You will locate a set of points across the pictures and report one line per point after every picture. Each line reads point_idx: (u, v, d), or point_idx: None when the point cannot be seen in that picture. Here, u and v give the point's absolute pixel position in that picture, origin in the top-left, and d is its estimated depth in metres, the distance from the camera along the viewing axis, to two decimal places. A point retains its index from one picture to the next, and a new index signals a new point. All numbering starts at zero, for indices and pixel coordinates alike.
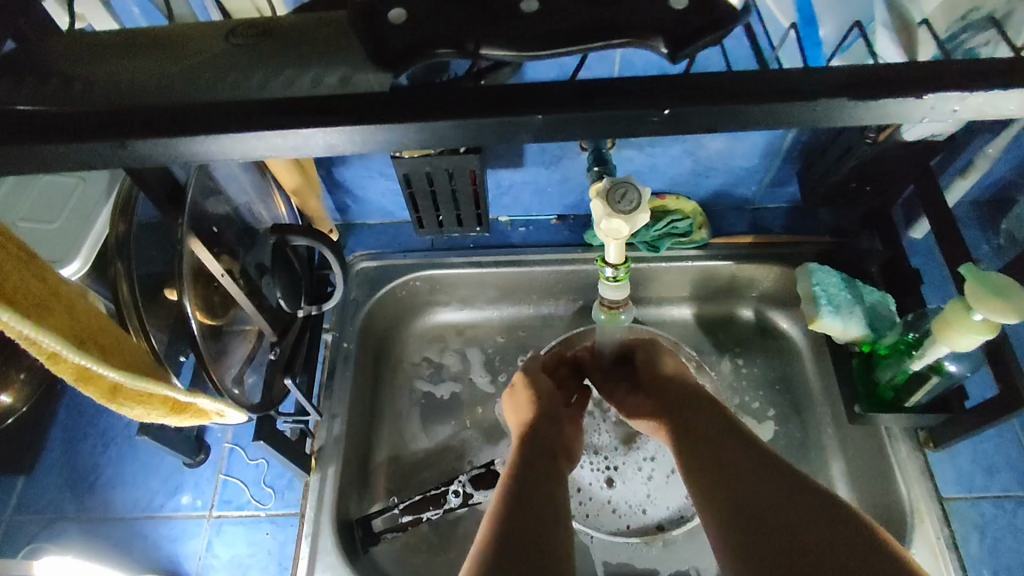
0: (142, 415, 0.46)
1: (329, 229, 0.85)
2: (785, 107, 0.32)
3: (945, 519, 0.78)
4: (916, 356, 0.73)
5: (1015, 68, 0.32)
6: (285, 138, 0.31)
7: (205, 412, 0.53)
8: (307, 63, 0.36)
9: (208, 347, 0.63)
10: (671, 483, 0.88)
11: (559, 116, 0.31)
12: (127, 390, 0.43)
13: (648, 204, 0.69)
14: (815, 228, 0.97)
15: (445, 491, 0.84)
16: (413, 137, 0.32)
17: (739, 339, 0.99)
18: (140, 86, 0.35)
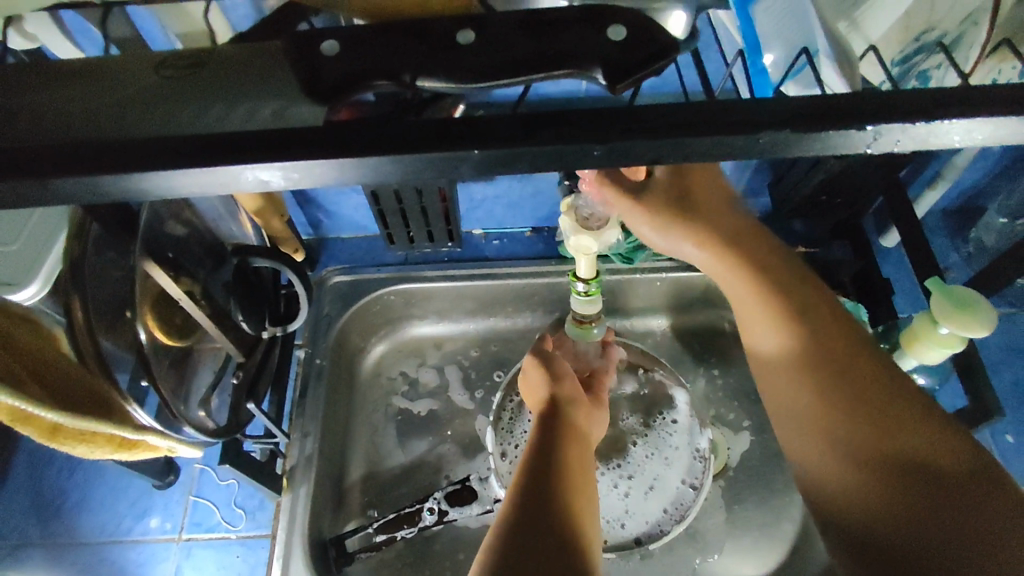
0: (86, 451, 0.52)
1: (297, 247, 0.84)
2: (728, 138, 0.32)
3: None
4: None
5: (954, 98, 0.32)
6: (213, 176, 0.32)
7: (155, 446, 0.59)
8: (238, 95, 0.35)
9: (167, 372, 0.61)
10: (648, 498, 0.87)
11: (498, 150, 0.31)
12: (65, 430, 0.48)
13: (616, 220, 0.69)
14: (787, 239, 0.98)
15: (421, 509, 0.84)
16: (349, 172, 0.32)
17: (716, 349, 1.00)
18: (70, 120, 0.34)
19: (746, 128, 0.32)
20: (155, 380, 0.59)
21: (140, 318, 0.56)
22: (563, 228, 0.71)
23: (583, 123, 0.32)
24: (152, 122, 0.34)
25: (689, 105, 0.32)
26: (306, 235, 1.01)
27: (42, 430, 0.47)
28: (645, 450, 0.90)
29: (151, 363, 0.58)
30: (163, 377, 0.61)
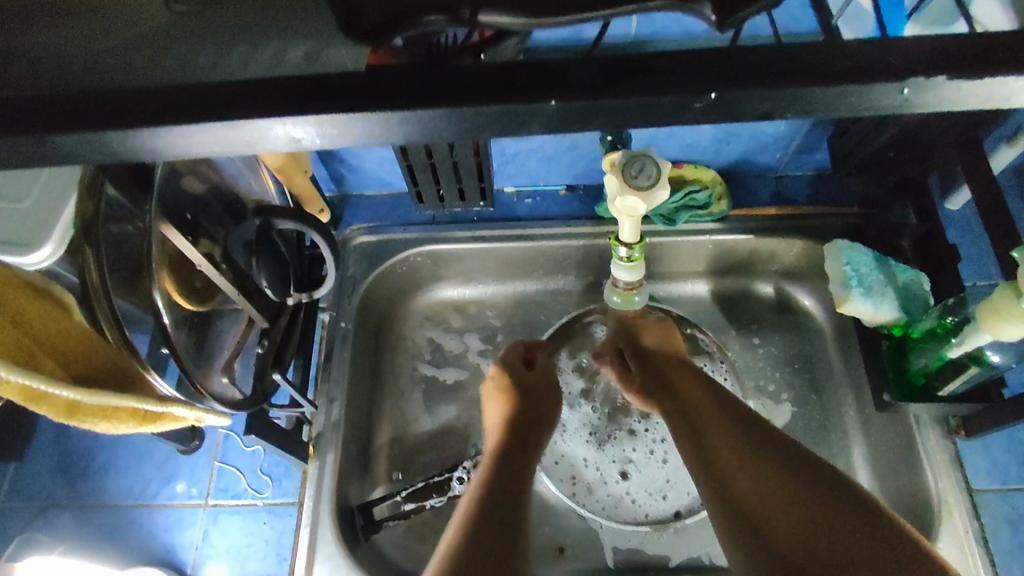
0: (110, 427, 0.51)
1: (320, 207, 0.79)
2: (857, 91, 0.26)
3: (975, 512, 0.75)
4: (955, 343, 0.67)
5: None
6: (236, 131, 0.27)
7: (184, 418, 0.57)
8: (260, 34, 0.31)
9: (187, 339, 0.58)
10: (686, 467, 0.85)
11: (580, 103, 0.27)
12: (83, 406, 0.47)
13: (667, 179, 0.63)
14: (842, 199, 0.91)
15: (449, 479, 0.80)
16: (397, 128, 0.28)
17: (757, 316, 0.94)
18: (65, 61, 0.30)
19: (879, 75, 0.27)
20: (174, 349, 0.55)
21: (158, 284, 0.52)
22: (609, 188, 0.64)
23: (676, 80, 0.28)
24: (165, 66, 0.30)
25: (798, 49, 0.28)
26: (329, 192, 0.96)
27: (59, 408, 0.46)
28: None
29: (171, 331, 0.55)
30: (184, 347, 0.57)
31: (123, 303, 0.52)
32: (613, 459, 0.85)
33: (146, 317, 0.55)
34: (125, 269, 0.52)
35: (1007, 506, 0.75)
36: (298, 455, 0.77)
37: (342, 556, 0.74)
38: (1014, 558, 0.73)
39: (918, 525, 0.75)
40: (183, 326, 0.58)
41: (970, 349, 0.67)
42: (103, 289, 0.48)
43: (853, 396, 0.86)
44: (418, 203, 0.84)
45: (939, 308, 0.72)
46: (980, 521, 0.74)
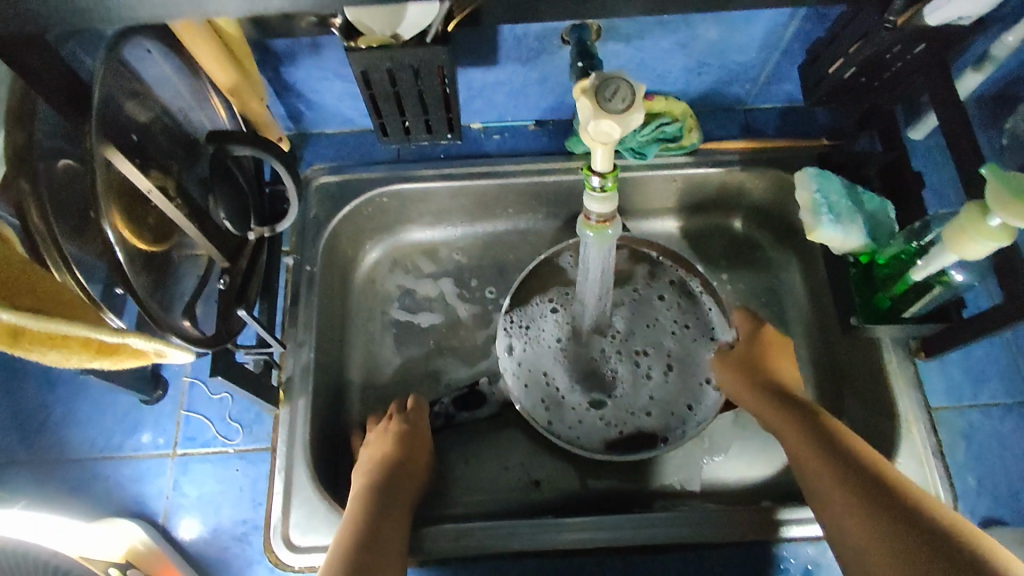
0: (62, 359, 0.48)
1: (278, 134, 0.75)
2: None
3: (933, 429, 0.78)
4: (920, 266, 0.69)
5: None
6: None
7: (144, 352, 0.54)
8: None
9: (144, 277, 0.55)
10: (669, 380, 0.86)
11: None
12: (27, 333, 0.44)
13: (642, 101, 0.61)
14: (810, 131, 0.91)
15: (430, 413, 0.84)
16: None
17: (726, 251, 0.95)
18: None
19: None
20: (132, 288, 0.53)
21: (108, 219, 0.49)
22: (582, 113, 0.62)
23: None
24: None
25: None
26: (287, 131, 0.91)
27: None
28: (648, 322, 0.89)
29: (127, 269, 0.52)
30: (142, 285, 0.54)
31: (77, 249, 0.48)
32: (594, 383, 0.86)
33: (101, 266, 0.51)
34: (74, 213, 0.49)
35: (962, 422, 0.78)
36: (268, 400, 0.75)
37: (318, 497, 0.73)
38: (969, 471, 0.76)
39: (880, 443, 0.78)
40: (138, 264, 0.54)
41: (934, 270, 0.68)
42: (48, 234, 0.46)
43: (819, 325, 0.88)
44: (382, 138, 0.80)
45: (904, 233, 0.73)
46: (938, 438, 0.77)
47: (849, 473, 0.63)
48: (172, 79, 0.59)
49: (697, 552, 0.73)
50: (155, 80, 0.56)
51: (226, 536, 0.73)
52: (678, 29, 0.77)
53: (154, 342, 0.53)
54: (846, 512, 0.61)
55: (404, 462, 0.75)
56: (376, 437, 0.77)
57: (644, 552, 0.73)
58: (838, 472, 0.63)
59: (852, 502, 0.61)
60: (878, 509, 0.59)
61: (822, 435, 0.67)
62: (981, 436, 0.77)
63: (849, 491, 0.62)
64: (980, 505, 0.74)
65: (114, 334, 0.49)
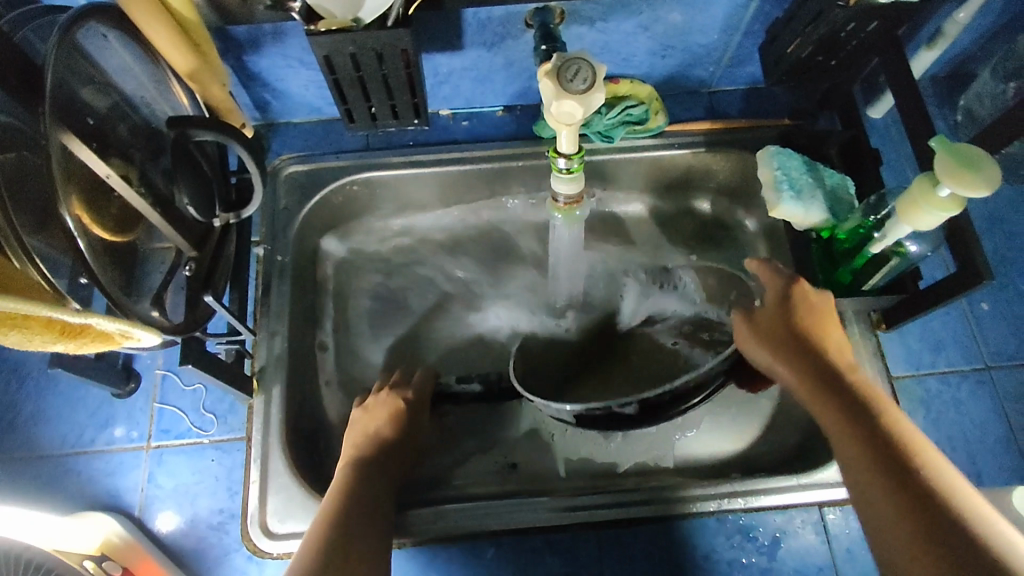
0: (25, 338, 0.49)
1: (242, 121, 0.74)
2: None
3: (894, 397, 0.80)
4: (877, 238, 0.71)
5: None
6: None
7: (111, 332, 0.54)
8: None
9: (109, 267, 0.54)
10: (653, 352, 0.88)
11: None
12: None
13: (603, 82, 0.62)
14: (772, 111, 0.93)
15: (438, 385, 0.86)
16: None
17: (694, 231, 0.97)
18: None
19: None
20: (96, 278, 0.52)
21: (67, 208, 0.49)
22: (545, 95, 0.63)
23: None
24: None
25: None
26: (253, 121, 0.90)
27: None
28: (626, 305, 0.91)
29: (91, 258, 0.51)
30: (107, 274, 0.54)
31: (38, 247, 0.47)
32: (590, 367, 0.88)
33: (65, 261, 0.50)
34: (34, 206, 0.48)
35: (921, 389, 0.81)
36: (242, 390, 0.75)
37: (295, 484, 0.73)
38: (928, 436, 0.79)
39: None
40: (102, 252, 0.54)
41: (890, 242, 0.70)
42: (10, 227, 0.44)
43: None
44: (348, 125, 0.80)
45: (861, 208, 0.75)
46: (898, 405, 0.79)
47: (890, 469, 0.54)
48: (131, 64, 0.59)
49: (670, 523, 0.75)
50: (113, 67, 0.56)
51: (203, 525, 0.73)
52: (640, 11, 0.78)
53: (120, 321, 0.54)
54: (882, 513, 0.53)
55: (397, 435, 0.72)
56: (374, 403, 0.75)
57: (621, 525, 0.75)
58: (876, 469, 0.55)
59: (888, 504, 0.53)
60: (916, 518, 0.51)
61: (869, 420, 0.59)
62: (939, 402, 0.80)
63: (884, 492, 0.54)
64: None
65: (79, 317, 0.49)
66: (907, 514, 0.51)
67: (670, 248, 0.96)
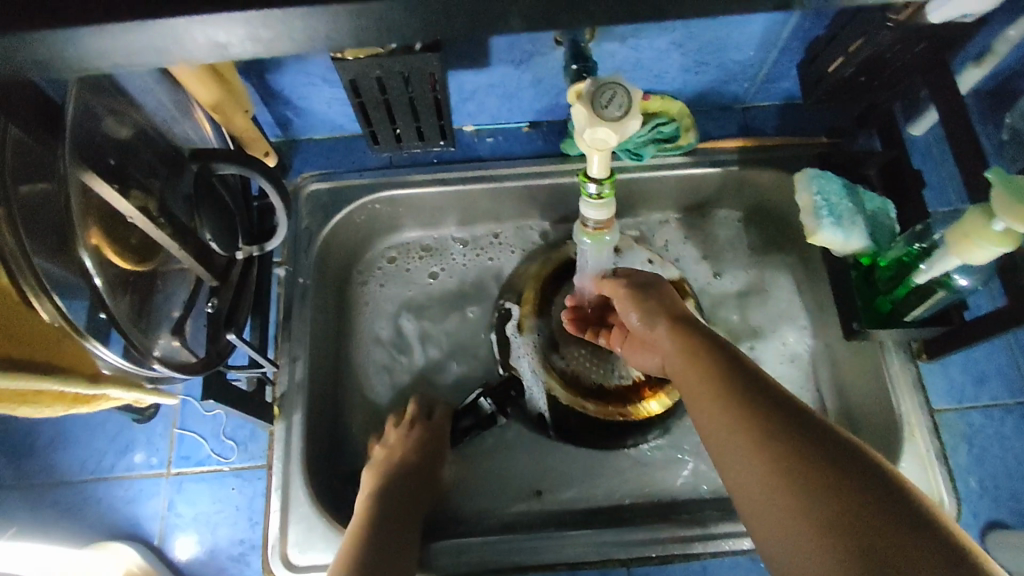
0: (37, 407, 0.50)
1: (265, 149, 0.74)
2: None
3: (936, 431, 0.77)
4: (925, 269, 0.67)
5: None
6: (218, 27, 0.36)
7: (120, 398, 0.57)
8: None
9: (125, 303, 0.53)
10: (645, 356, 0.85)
11: None
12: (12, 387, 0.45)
13: (639, 108, 0.60)
14: (808, 128, 0.90)
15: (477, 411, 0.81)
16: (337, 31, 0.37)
17: (725, 249, 0.94)
18: None
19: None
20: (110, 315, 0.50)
21: (83, 245, 0.47)
22: (577, 121, 0.60)
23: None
24: None
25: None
26: (275, 137, 0.89)
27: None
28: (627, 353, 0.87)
29: (105, 294, 0.49)
30: (124, 311, 0.52)
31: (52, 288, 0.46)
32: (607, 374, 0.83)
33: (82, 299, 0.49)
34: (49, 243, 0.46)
35: (964, 424, 0.78)
36: (263, 417, 0.74)
37: (317, 515, 0.72)
38: (971, 473, 0.76)
39: (882, 446, 0.78)
40: (121, 289, 0.52)
41: (940, 273, 0.67)
42: (19, 248, 0.43)
43: (821, 327, 0.87)
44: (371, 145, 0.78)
45: (907, 235, 0.72)
46: (940, 439, 0.76)
47: (786, 442, 0.50)
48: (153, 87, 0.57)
49: (701, 561, 0.72)
50: (132, 94, 0.53)
51: (224, 556, 0.72)
52: (674, 28, 0.75)
53: (135, 390, 0.58)
54: (762, 468, 0.49)
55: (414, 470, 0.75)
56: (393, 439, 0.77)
57: (651, 562, 0.73)
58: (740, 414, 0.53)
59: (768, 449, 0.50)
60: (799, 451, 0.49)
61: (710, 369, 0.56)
62: (983, 437, 0.77)
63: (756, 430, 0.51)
64: (983, 507, 0.74)
65: (97, 388, 0.52)
66: (790, 449, 0.49)
67: (701, 267, 0.93)
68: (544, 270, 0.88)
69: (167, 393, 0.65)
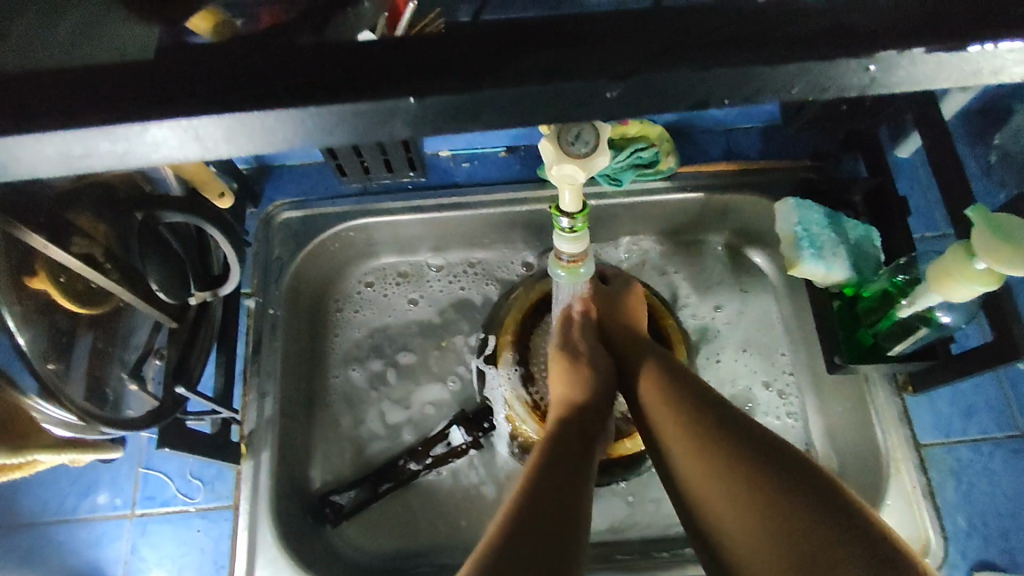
0: None
1: (221, 190, 0.71)
2: (772, 71, 0.32)
3: (923, 466, 0.75)
4: (905, 304, 0.65)
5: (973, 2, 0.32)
6: (113, 141, 0.31)
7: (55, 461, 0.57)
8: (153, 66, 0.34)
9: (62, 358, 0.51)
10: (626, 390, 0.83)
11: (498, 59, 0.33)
12: None
13: (608, 144, 0.58)
14: (792, 152, 0.88)
15: (449, 445, 0.80)
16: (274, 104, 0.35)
17: (709, 273, 0.91)
18: None
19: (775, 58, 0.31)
20: (39, 374, 0.48)
21: (4, 303, 0.45)
22: (544, 155, 0.58)
23: (581, 68, 0.32)
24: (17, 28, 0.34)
25: (720, 24, 0.32)
26: (246, 165, 0.87)
27: None
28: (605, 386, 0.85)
29: (30, 352, 0.47)
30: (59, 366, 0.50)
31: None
32: None
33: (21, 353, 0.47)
34: None
35: (952, 459, 0.75)
36: (228, 457, 0.72)
37: (283, 560, 0.70)
38: (959, 510, 0.73)
39: (868, 482, 0.75)
40: (55, 345, 0.50)
41: (921, 308, 0.65)
42: None
43: (807, 355, 0.85)
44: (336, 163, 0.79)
45: (891, 267, 0.70)
46: (927, 476, 0.74)
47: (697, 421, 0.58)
48: None
49: None
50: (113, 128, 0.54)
51: None
52: None
53: (68, 451, 0.57)
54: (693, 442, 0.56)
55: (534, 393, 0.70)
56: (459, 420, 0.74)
57: None
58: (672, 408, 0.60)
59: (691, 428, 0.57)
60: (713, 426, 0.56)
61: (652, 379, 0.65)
62: (971, 473, 0.75)
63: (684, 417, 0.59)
64: (971, 546, 0.72)
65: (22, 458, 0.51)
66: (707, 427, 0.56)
67: (684, 292, 0.91)
68: (522, 298, 0.86)
69: (111, 449, 0.63)
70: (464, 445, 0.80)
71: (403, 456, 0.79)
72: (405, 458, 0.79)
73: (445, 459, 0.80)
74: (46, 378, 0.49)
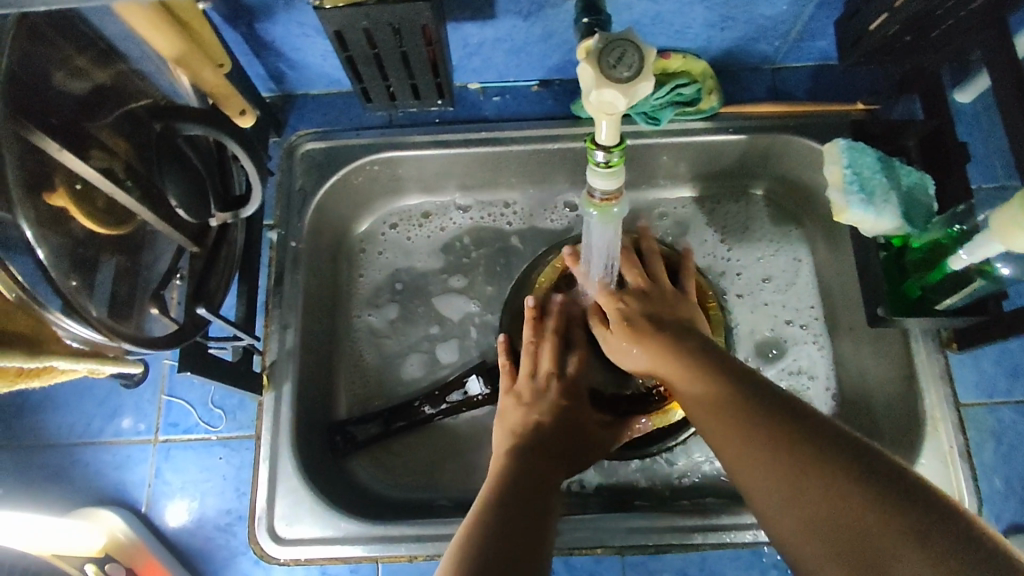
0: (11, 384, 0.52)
1: (243, 108, 0.68)
2: None
3: (961, 427, 0.72)
4: (963, 253, 0.61)
5: None
6: None
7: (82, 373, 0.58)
8: None
9: (75, 275, 0.49)
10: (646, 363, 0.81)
11: None
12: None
13: (652, 68, 0.54)
14: (843, 93, 0.82)
15: (462, 391, 0.78)
16: None
17: (743, 221, 0.88)
18: None
19: None
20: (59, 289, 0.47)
21: (21, 211, 0.43)
22: (584, 82, 0.54)
23: None
24: None
25: None
26: (268, 92, 0.83)
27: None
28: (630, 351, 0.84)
29: (51, 268, 0.46)
30: (73, 283, 0.48)
31: None
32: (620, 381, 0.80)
33: (32, 265, 0.45)
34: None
35: (993, 420, 0.72)
36: (250, 388, 0.71)
37: (304, 489, 0.70)
38: (996, 472, 0.71)
39: (902, 439, 0.73)
40: (69, 262, 0.48)
41: (979, 258, 0.61)
42: None
43: (842, 311, 0.82)
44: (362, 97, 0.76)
45: (946, 215, 0.66)
46: (965, 436, 0.71)
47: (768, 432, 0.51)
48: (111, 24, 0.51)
49: (700, 552, 0.70)
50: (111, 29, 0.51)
51: (210, 526, 0.71)
52: None
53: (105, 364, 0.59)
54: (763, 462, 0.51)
55: (552, 436, 0.66)
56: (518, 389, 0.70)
57: (647, 551, 0.70)
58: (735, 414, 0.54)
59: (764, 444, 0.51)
60: (774, 438, 0.51)
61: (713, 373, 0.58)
62: (1012, 435, 0.72)
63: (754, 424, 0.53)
64: (1006, 509, 0.70)
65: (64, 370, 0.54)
66: (777, 445, 0.50)
67: (717, 240, 0.87)
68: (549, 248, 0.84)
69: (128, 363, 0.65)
70: (482, 396, 0.78)
71: (419, 398, 0.79)
72: (421, 400, 0.78)
73: (461, 407, 0.78)
74: (70, 295, 0.48)
